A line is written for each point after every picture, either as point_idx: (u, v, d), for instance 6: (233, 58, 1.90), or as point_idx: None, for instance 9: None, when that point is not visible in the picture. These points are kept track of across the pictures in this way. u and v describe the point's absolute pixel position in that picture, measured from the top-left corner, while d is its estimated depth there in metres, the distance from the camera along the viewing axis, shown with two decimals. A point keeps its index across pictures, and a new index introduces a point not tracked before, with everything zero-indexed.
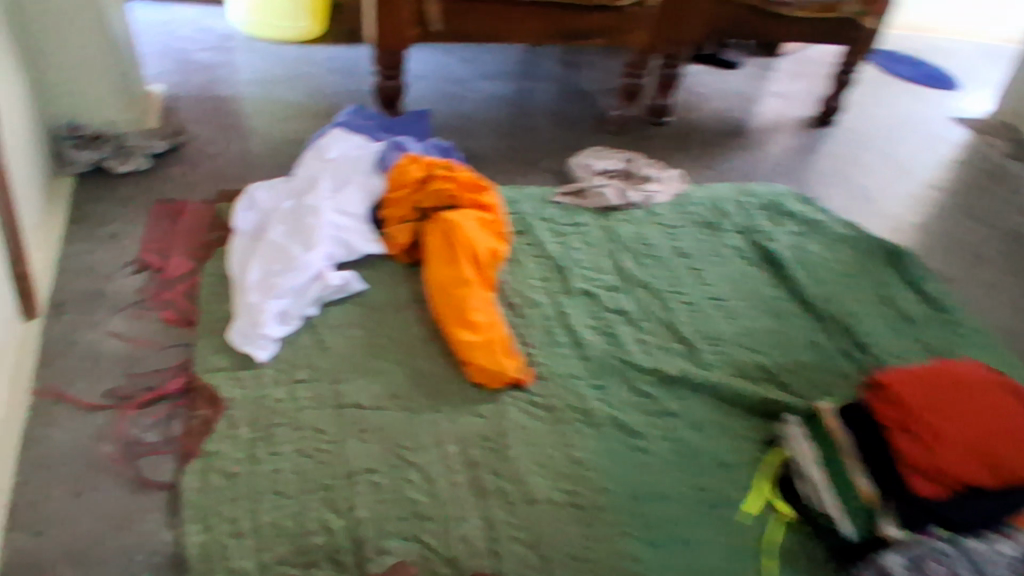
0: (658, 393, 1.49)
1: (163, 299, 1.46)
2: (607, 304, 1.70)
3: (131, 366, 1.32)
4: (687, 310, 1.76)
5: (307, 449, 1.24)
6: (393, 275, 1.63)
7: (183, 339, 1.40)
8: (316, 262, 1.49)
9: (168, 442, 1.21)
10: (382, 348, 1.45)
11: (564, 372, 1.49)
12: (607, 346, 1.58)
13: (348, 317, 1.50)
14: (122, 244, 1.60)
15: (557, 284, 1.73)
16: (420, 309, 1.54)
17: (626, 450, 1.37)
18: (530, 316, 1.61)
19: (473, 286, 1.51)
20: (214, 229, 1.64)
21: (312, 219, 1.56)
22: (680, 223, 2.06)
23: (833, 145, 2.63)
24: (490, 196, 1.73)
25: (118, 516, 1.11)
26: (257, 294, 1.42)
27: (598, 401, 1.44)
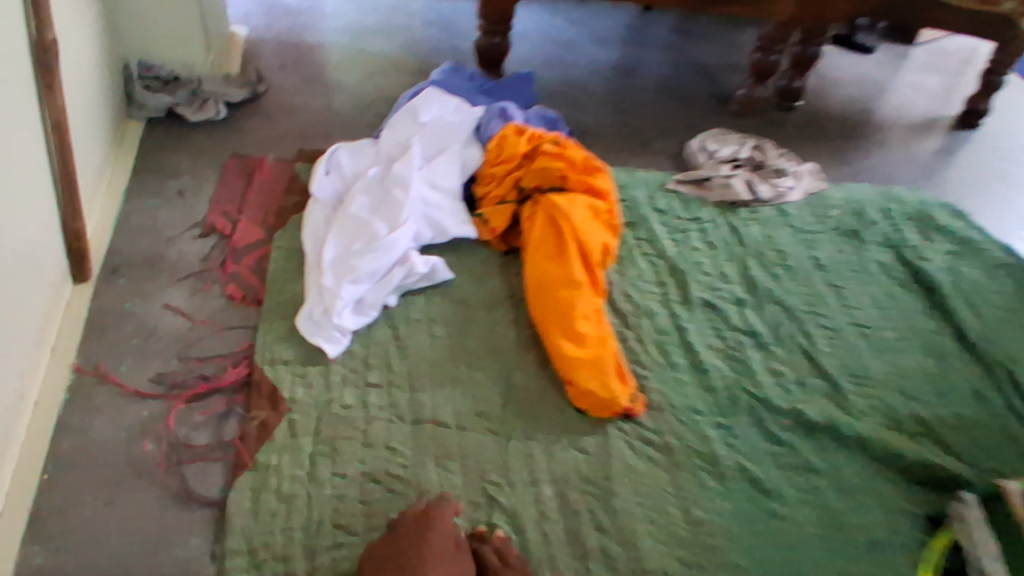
0: (798, 444, 1.22)
1: (229, 271, 1.27)
2: (734, 322, 1.41)
3: (186, 348, 1.14)
4: (827, 338, 1.46)
5: (378, 474, 1.04)
6: (485, 265, 1.39)
7: (249, 321, 1.20)
8: (401, 243, 1.27)
9: (220, 448, 1.03)
10: (470, 353, 1.23)
11: (684, 403, 1.23)
12: (734, 374, 1.31)
13: (432, 310, 1.28)
14: (188, 202, 1.42)
15: (675, 290, 1.45)
16: (516, 310, 1.31)
17: (756, 514, 1.11)
18: (642, 329, 1.35)
19: (582, 290, 1.26)
20: (289, 193, 1.44)
21: (398, 191, 1.34)
22: (818, 228, 1.73)
23: (989, 151, 2.22)
24: (605, 179, 1.45)
25: (155, 536, 0.93)
26: (332, 277, 1.21)
27: (725, 446, 1.18)
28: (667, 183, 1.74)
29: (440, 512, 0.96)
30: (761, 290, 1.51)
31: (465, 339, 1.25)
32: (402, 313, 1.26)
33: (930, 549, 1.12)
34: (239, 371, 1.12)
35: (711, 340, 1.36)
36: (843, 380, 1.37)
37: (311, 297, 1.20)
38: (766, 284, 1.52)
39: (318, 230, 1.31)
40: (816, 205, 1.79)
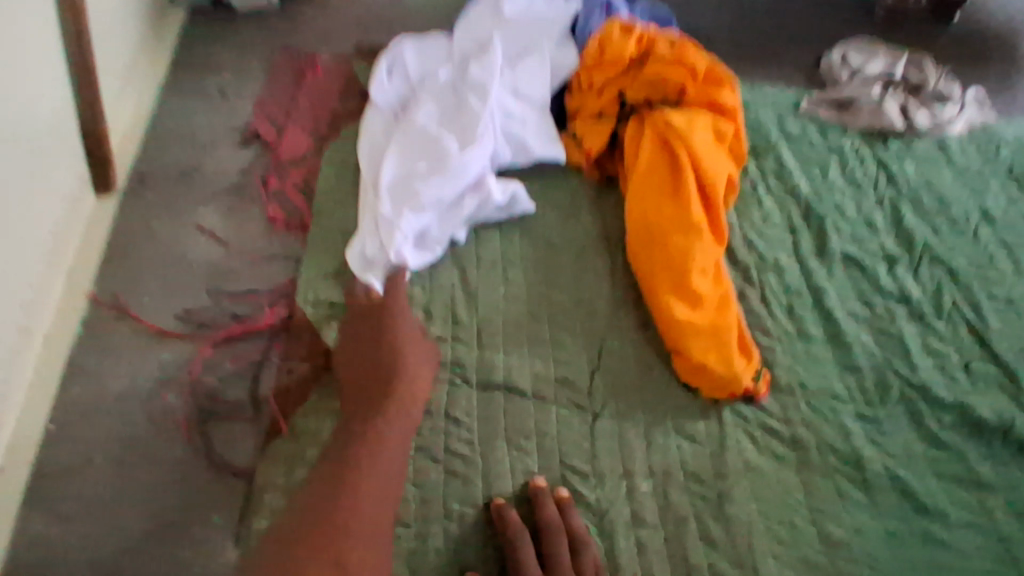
0: (965, 448, 0.95)
1: (270, 189, 1.08)
2: (881, 285, 1.13)
3: (218, 282, 0.97)
4: (1001, 312, 1.14)
5: (435, 451, 0.84)
6: (575, 197, 1.14)
7: (290, 251, 1.02)
8: (476, 166, 1.02)
9: (251, 405, 0.86)
10: (553, 305, 1.00)
11: (819, 386, 0.98)
12: (881, 352, 1.04)
13: (508, 250, 1.05)
14: (230, 106, 1.22)
15: (807, 239, 1.17)
16: (610, 255, 1.07)
17: (910, 538, 0.86)
18: (766, 289, 1.08)
19: (699, 236, 1.00)
20: (345, 98, 1.22)
21: (475, 99, 1.08)
22: (990, 170, 1.38)
23: None
24: (733, 94, 1.16)
25: (172, 507, 0.78)
26: (390, 204, 0.99)
27: (869, 445, 0.93)
28: (803, 103, 1.43)
29: (391, 290, 0.92)
30: (919, 246, 1.20)
31: (549, 290, 1.02)
32: (472, 252, 1.03)
33: None
34: (278, 313, 0.94)
35: (854, 306, 1.09)
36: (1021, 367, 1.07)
37: (365, 227, 0.99)
38: (925, 238, 1.21)
39: (376, 144, 1.08)
40: (986, 140, 1.43)
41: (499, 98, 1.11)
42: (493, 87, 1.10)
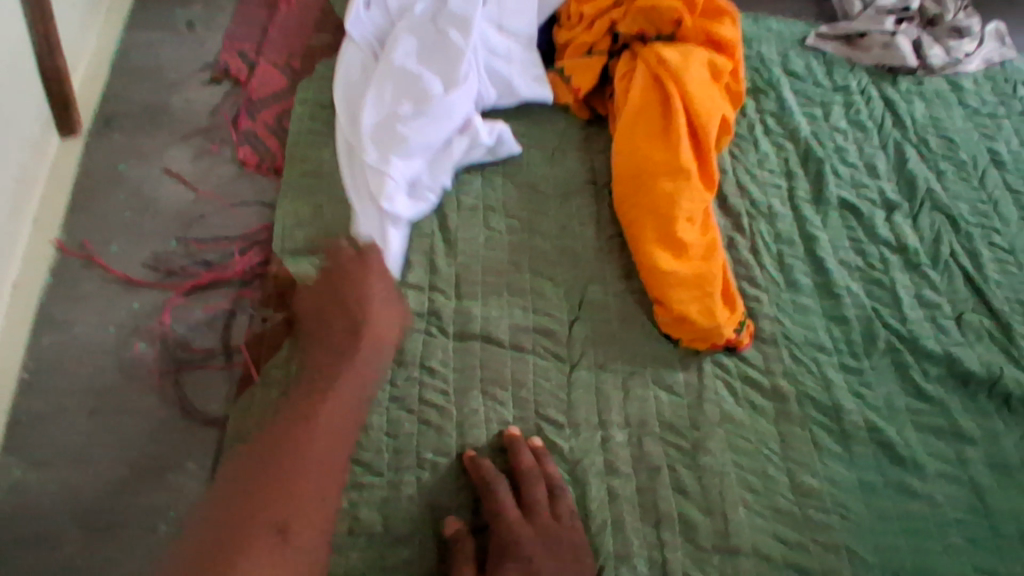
0: (947, 399, 0.95)
1: (241, 129, 1.04)
2: (877, 233, 1.09)
3: (189, 228, 0.95)
4: (998, 262, 1.11)
5: (411, 402, 0.84)
6: (562, 139, 1.09)
7: (263, 196, 0.99)
8: (461, 106, 0.99)
9: (225, 354, 0.85)
10: (535, 253, 0.97)
11: (804, 337, 0.96)
12: (871, 303, 1.01)
13: (490, 195, 1.01)
14: (201, 41, 1.17)
15: (804, 183, 1.13)
16: (596, 201, 1.04)
17: (885, 489, 0.87)
18: (757, 237, 1.04)
19: (689, 181, 0.97)
20: (320, 31, 1.16)
21: (456, 33, 1.02)
22: (1000, 112, 1.32)
23: None
24: (732, 29, 1.09)
25: (146, 456, 0.78)
26: (376, 154, 0.94)
27: (852, 397, 0.92)
28: (808, 38, 1.36)
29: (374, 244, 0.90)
30: (921, 190, 1.16)
31: (532, 237, 0.99)
32: (452, 197, 1.00)
33: None
34: (251, 260, 0.92)
35: (847, 254, 1.06)
36: (1016, 318, 1.04)
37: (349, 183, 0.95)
38: (928, 182, 1.17)
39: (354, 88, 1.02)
40: (998, 80, 1.37)
41: (481, 30, 1.05)
42: (476, 19, 1.03)
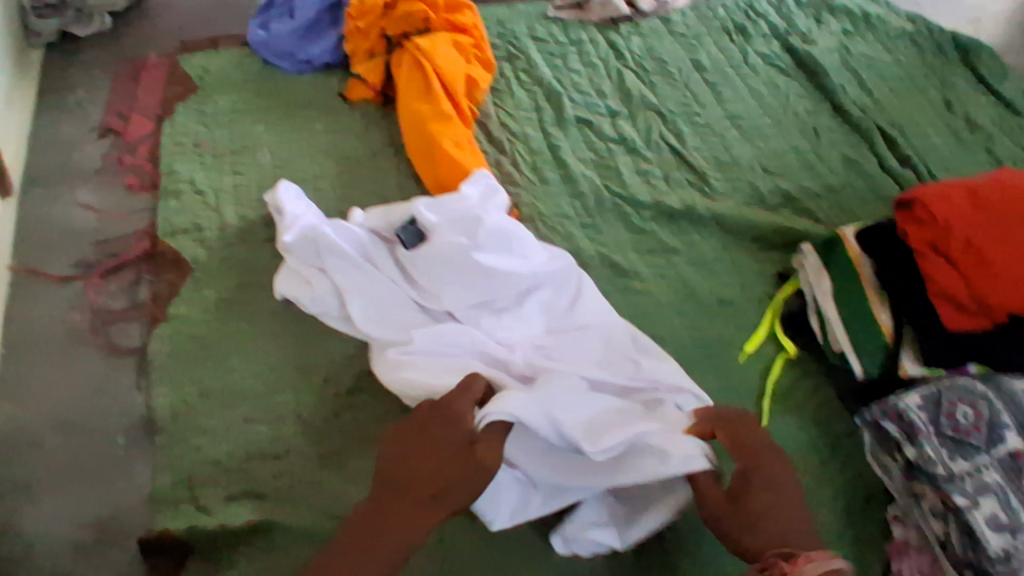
0: (659, 229, 1.34)
1: (125, 164, 1.42)
2: (606, 134, 1.49)
3: (97, 235, 1.30)
4: (697, 134, 1.50)
5: (277, 307, 1.18)
6: (365, 120, 1.48)
7: (146, 204, 1.35)
8: (464, 205, 1.16)
9: (135, 307, 1.19)
10: (357, 199, 1.34)
11: (553, 212, 1.35)
12: (602, 180, 1.41)
13: (316, 169, 1.38)
14: (87, 112, 1.54)
15: (550, 112, 1.52)
16: (397, 154, 1.42)
17: (615, 293, 1.25)
18: (516, 154, 1.44)
19: (450, 122, 1.36)
20: (173, 85, 1.56)
21: (505, 250, 1.12)
22: (701, 31, 1.73)
23: None
24: (468, 15, 1.51)
25: (92, 382, 1.12)
26: (558, 269, 1.15)
27: (590, 240, 1.32)
28: (548, 11, 1.74)
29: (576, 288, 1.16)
30: (636, 99, 1.55)
31: (352, 190, 1.35)
32: (289, 173, 1.37)
33: (773, 301, 1.25)
34: (143, 244, 1.27)
35: (584, 153, 1.45)
36: (707, 168, 1.44)
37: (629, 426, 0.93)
38: (641, 93, 1.56)
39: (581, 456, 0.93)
40: (701, 8, 1.78)
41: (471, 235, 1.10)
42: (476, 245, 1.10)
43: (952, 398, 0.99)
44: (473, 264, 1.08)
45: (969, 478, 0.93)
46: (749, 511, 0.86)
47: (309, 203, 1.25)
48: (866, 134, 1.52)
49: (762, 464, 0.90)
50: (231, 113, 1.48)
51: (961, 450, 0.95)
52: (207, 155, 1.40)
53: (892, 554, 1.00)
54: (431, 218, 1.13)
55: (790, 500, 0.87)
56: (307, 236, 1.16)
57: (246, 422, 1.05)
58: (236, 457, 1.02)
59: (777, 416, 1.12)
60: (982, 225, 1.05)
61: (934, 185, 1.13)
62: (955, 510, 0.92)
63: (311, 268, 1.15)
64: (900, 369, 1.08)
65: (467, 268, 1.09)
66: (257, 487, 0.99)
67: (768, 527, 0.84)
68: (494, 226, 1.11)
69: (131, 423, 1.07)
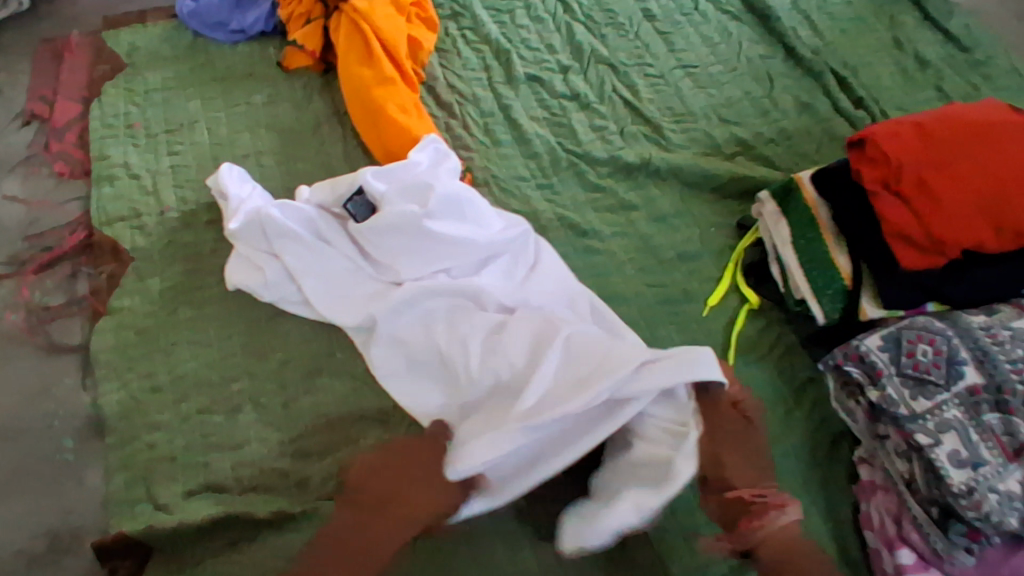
0: (616, 185, 1.32)
1: (53, 151, 1.34)
2: (558, 90, 1.44)
3: (28, 229, 1.23)
4: (651, 85, 1.47)
5: (225, 292, 1.13)
6: (306, 90, 1.42)
7: (78, 193, 1.28)
8: (413, 172, 1.12)
9: (75, 303, 1.14)
10: (302, 173, 1.28)
11: (507, 175, 1.31)
12: (556, 139, 1.37)
13: (258, 144, 1.32)
14: (7, 99, 1.45)
15: (499, 71, 1.47)
16: (341, 124, 1.36)
17: (575, 255, 1.22)
18: (466, 117, 1.39)
19: (394, 85, 1.30)
20: (97, 64, 1.46)
21: (459, 217, 1.08)
22: None
23: None
24: None
25: (35, 384, 1.07)
26: (516, 234, 1.12)
27: (546, 202, 1.29)
28: None
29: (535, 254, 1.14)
30: (587, 53, 1.50)
31: (296, 164, 1.29)
32: (229, 152, 1.30)
33: (734, 252, 1.24)
34: (78, 237, 1.21)
35: (536, 112, 1.41)
36: (663, 120, 1.41)
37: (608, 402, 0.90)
38: (592, 46, 1.51)
39: (554, 451, 0.90)
40: None
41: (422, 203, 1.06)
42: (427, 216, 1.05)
43: (912, 339, 1.00)
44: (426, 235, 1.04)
45: (930, 416, 0.94)
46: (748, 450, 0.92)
47: (253, 183, 1.19)
48: (819, 76, 1.49)
49: (755, 424, 0.96)
50: (163, 90, 1.40)
51: (921, 388, 0.96)
52: (139, 137, 1.32)
53: (860, 495, 1.01)
54: (379, 188, 1.09)
55: (768, 456, 0.95)
56: (253, 220, 1.11)
57: (200, 414, 1.01)
58: (192, 451, 0.98)
59: (742, 367, 1.12)
60: (931, 161, 1.04)
61: (885, 122, 1.11)
62: (917, 448, 0.93)
63: (262, 253, 1.11)
64: (860, 313, 1.07)
65: (420, 239, 1.05)
66: (217, 481, 0.96)
67: (755, 476, 0.91)
68: (446, 192, 1.07)
69: (80, 424, 1.03)
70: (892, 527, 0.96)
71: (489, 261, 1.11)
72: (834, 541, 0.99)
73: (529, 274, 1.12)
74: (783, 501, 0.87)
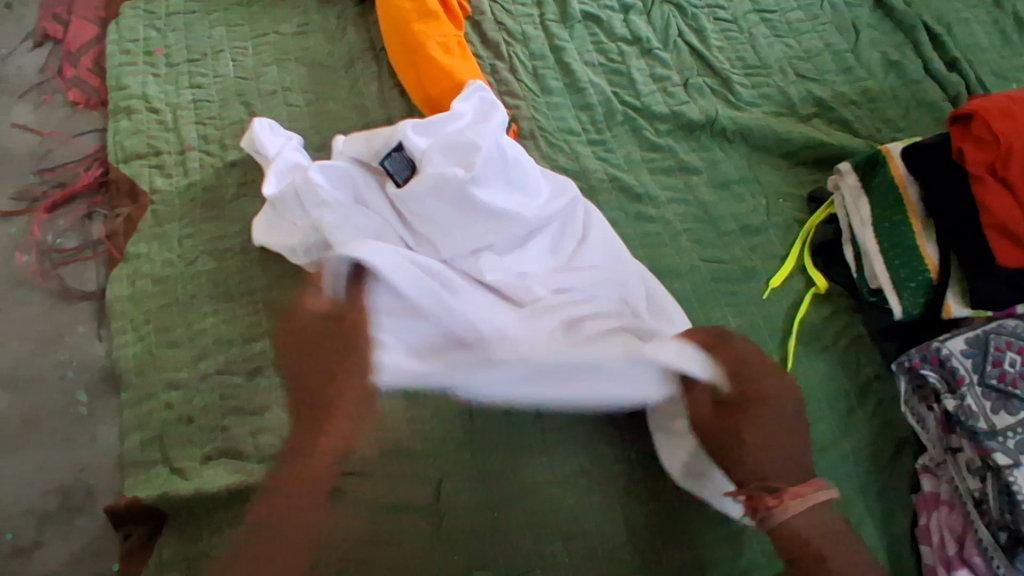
0: (676, 145, 1.19)
1: (67, 77, 1.25)
2: (616, 35, 1.31)
3: (41, 161, 1.16)
4: (719, 32, 1.32)
5: (248, 243, 1.05)
6: (340, 20, 1.30)
7: (96, 126, 1.20)
8: (454, 127, 1.00)
9: (89, 246, 1.08)
10: (333, 115, 1.17)
11: (556, 127, 1.20)
12: (612, 88, 1.25)
13: (286, 79, 1.21)
14: (20, 15, 1.35)
15: (552, 7, 1.34)
16: (377, 60, 1.24)
17: (626, 221, 1.12)
18: (514, 59, 1.26)
19: (437, 20, 1.19)
20: None
21: (505, 187, 0.98)
22: None
23: None
24: None
25: (48, 331, 1.01)
26: (563, 207, 1.02)
27: (598, 159, 1.17)
28: None
29: (587, 223, 1.05)
30: None
31: (326, 104, 1.19)
32: (254, 87, 1.20)
33: (803, 228, 1.12)
34: (94, 173, 1.13)
35: (591, 57, 1.28)
36: (732, 73, 1.26)
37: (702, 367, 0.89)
38: None
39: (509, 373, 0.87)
40: None
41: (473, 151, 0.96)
42: (468, 181, 0.93)
43: (1001, 347, 0.88)
44: (470, 205, 0.94)
45: (1010, 434, 0.83)
46: (758, 438, 0.81)
47: (289, 137, 1.10)
48: (910, 31, 1.32)
49: (762, 397, 0.83)
50: (185, 14, 1.28)
51: (1005, 402, 0.85)
52: (158, 65, 1.22)
53: (920, 507, 0.92)
54: (421, 143, 0.98)
55: (785, 437, 0.82)
56: (288, 186, 1.01)
57: (220, 373, 0.95)
58: (209, 414, 0.92)
59: (808, 358, 1.01)
60: None
61: (992, 96, 0.96)
62: (993, 468, 0.83)
63: (297, 218, 1.01)
64: (944, 310, 0.95)
65: (462, 206, 0.95)
66: (235, 447, 0.89)
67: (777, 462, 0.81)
68: (492, 152, 0.95)
69: (94, 376, 0.98)
70: (953, 548, 0.86)
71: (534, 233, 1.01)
72: (889, 554, 0.90)
73: (577, 248, 1.03)
74: (771, 502, 0.78)
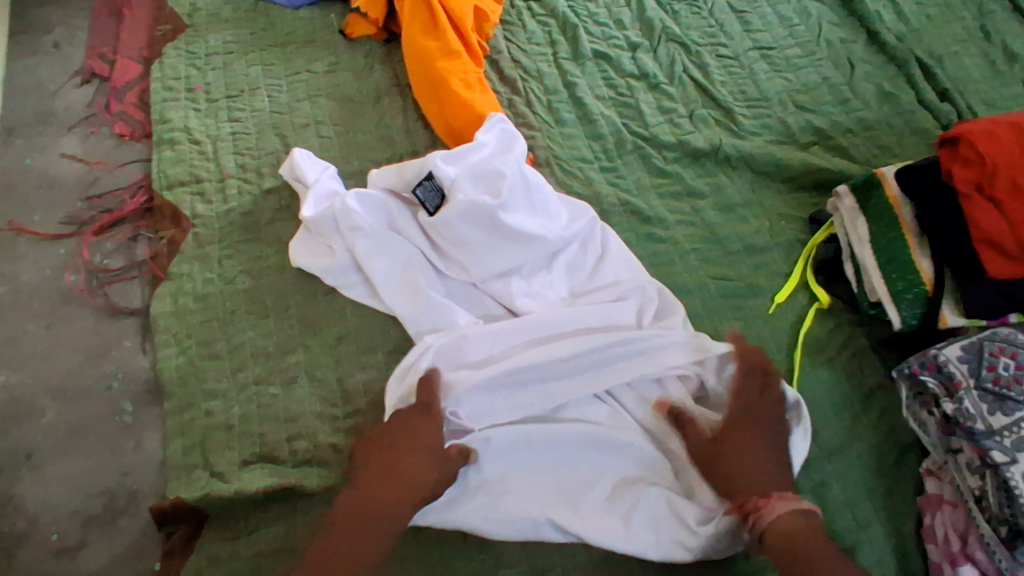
0: (682, 171, 1.27)
1: (113, 111, 1.34)
2: (624, 71, 1.40)
3: (88, 189, 1.25)
4: (721, 67, 1.41)
5: (282, 262, 1.12)
6: (367, 59, 1.39)
7: (140, 156, 1.29)
8: (480, 157, 1.08)
9: (134, 266, 1.15)
10: (363, 146, 1.25)
11: (571, 156, 1.28)
12: (621, 120, 1.33)
13: (317, 113, 1.30)
14: (70, 55, 1.45)
15: (565, 46, 1.43)
16: (402, 95, 1.33)
17: (638, 241, 1.18)
18: (530, 93, 1.35)
19: (460, 58, 1.28)
20: (157, 23, 1.45)
21: (529, 212, 1.06)
22: None
23: None
24: None
25: (95, 345, 1.08)
26: (582, 225, 1.10)
27: (610, 184, 1.25)
28: None
29: (605, 237, 1.11)
30: (658, 29, 1.46)
31: (355, 135, 1.27)
32: (289, 121, 1.28)
33: (806, 247, 1.18)
34: (139, 200, 1.22)
35: (602, 91, 1.37)
36: (735, 105, 1.35)
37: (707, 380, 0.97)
38: (662, 26, 1.46)
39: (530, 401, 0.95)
40: None
41: (501, 174, 1.03)
42: (497, 207, 1.01)
43: (996, 352, 0.93)
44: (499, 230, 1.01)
45: (1007, 433, 0.88)
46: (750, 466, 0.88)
47: (328, 167, 1.17)
48: (901, 66, 1.40)
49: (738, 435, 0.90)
50: (223, 54, 1.38)
51: (1000, 403, 0.90)
52: (199, 101, 1.31)
53: (924, 507, 0.96)
54: (451, 171, 1.04)
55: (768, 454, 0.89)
56: (333, 207, 1.08)
57: (257, 384, 1.00)
58: (246, 422, 0.97)
59: (813, 369, 1.06)
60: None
61: (982, 120, 1.02)
62: (991, 465, 0.88)
63: (342, 240, 1.07)
64: (939, 321, 1.01)
65: (493, 232, 1.02)
66: (271, 452, 0.94)
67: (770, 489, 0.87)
68: (516, 179, 1.03)
69: (137, 387, 1.04)
70: (957, 544, 0.90)
71: (558, 253, 1.08)
72: (895, 553, 0.94)
73: (597, 263, 1.09)
74: (759, 503, 0.83)
